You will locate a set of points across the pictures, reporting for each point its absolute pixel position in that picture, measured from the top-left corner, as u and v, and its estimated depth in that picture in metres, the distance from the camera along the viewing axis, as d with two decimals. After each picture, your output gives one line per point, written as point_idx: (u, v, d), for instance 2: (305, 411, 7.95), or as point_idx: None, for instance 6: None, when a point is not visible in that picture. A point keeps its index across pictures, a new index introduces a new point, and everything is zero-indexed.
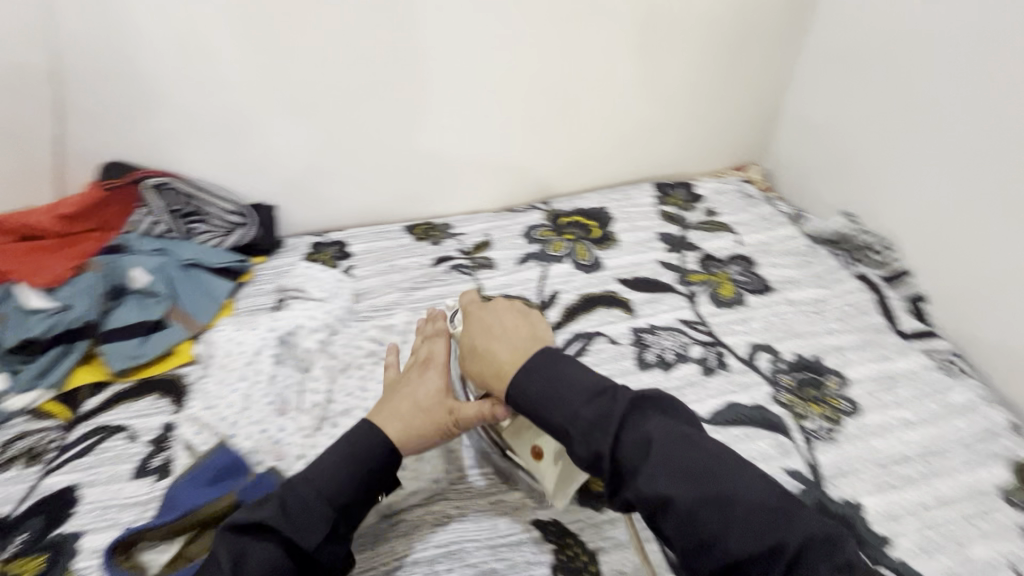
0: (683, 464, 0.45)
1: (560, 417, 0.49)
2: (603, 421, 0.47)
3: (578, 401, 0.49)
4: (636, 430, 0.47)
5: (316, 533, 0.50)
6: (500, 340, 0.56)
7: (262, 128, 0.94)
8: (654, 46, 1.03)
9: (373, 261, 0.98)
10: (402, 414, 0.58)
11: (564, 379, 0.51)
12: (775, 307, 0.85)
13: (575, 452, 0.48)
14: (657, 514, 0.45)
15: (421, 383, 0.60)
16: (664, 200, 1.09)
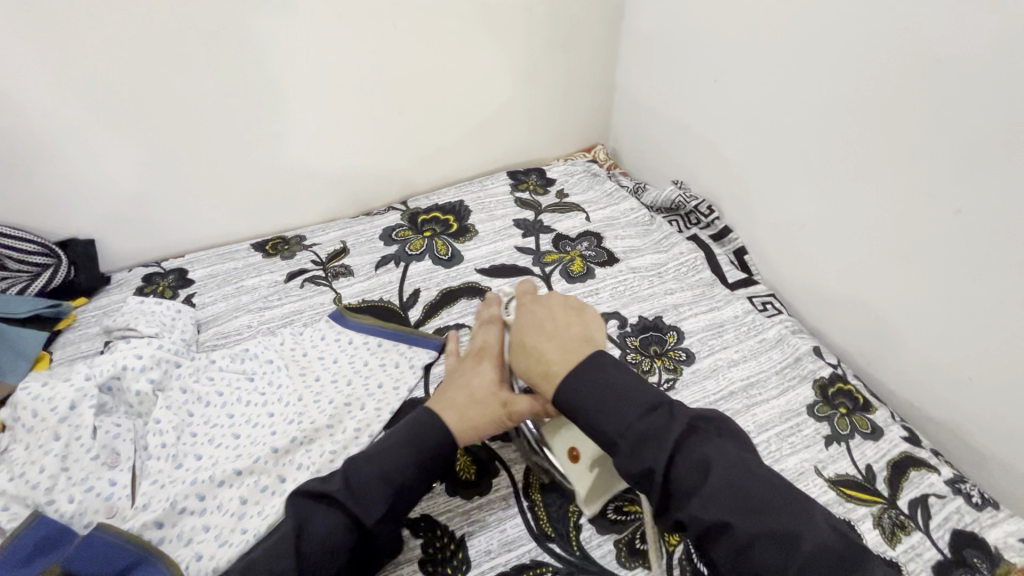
0: (744, 490, 0.45)
1: (609, 428, 0.49)
2: (654, 433, 0.48)
3: (629, 414, 0.49)
4: (694, 451, 0.47)
5: (377, 503, 0.52)
6: (552, 337, 0.57)
7: (51, 155, 0.83)
8: (480, 40, 1.03)
9: (218, 285, 0.91)
10: (455, 403, 0.60)
11: (621, 392, 0.51)
12: (621, 276, 0.92)
13: (619, 462, 0.48)
14: (706, 538, 0.45)
15: (480, 373, 0.63)
16: (518, 186, 1.12)
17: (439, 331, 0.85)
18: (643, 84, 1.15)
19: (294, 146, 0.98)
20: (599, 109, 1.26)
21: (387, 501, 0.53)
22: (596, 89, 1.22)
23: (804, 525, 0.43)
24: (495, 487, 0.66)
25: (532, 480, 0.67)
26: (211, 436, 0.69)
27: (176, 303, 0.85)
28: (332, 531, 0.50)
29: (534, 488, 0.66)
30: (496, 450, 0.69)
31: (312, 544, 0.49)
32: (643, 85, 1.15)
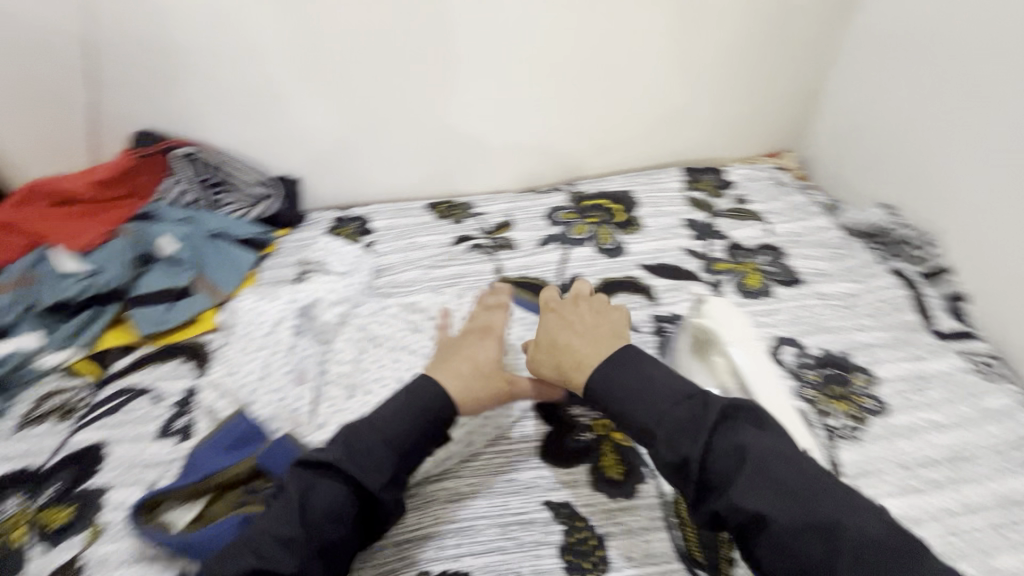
0: (776, 477, 0.48)
1: (647, 416, 0.53)
2: (687, 423, 0.51)
3: (664, 404, 0.53)
4: (726, 439, 0.50)
5: (385, 471, 0.55)
6: (585, 336, 0.62)
7: (286, 100, 0.94)
8: (687, 25, 0.98)
9: (395, 237, 0.98)
10: (473, 372, 0.63)
11: (648, 383, 0.55)
12: (804, 300, 0.82)
13: (657, 450, 0.52)
14: (746, 530, 0.47)
15: (482, 346, 0.66)
16: (692, 185, 1.06)
17: None
18: (863, 92, 1.02)
19: (481, 115, 1.01)
20: (797, 112, 1.14)
21: (394, 471, 0.55)
22: (799, 90, 1.11)
23: (846, 517, 0.45)
24: (642, 493, 0.63)
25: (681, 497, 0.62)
26: (382, 376, 0.72)
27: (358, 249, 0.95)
28: (336, 496, 0.53)
29: (682, 506, 0.62)
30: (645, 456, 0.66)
31: (316, 514, 0.52)
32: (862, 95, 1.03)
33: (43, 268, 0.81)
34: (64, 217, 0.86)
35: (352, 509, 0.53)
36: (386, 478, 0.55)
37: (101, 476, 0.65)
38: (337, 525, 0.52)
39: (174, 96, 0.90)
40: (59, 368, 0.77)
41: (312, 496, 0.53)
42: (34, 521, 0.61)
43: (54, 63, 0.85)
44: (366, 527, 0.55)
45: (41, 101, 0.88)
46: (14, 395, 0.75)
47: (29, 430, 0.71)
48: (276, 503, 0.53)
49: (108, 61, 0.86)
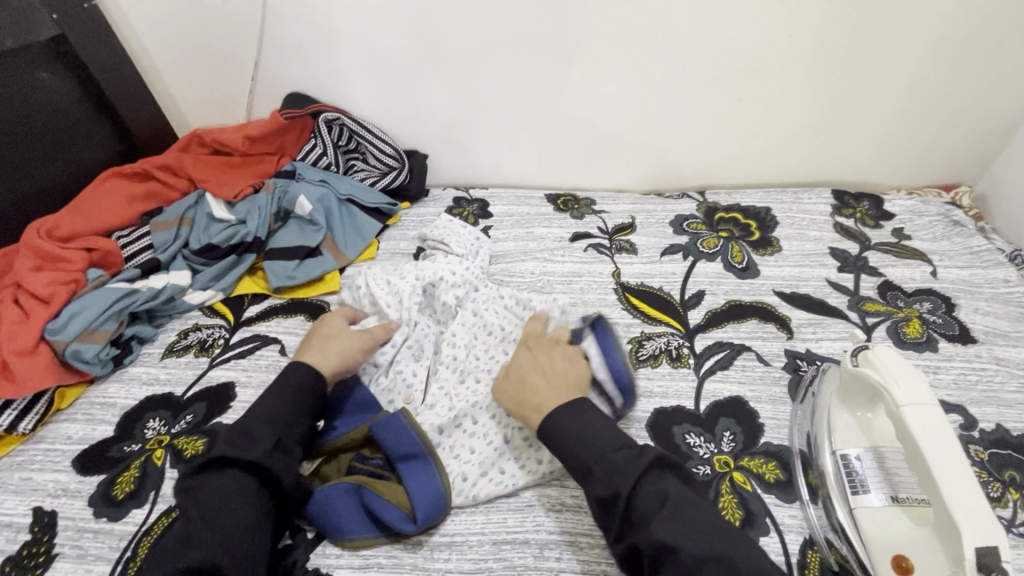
0: (693, 519, 0.46)
1: (588, 453, 0.51)
2: (625, 464, 0.49)
3: (608, 444, 0.51)
4: (656, 483, 0.48)
5: (266, 440, 0.54)
6: (552, 379, 0.59)
7: (426, 76, 0.92)
8: (876, 30, 0.85)
9: (512, 225, 0.97)
10: (313, 341, 0.67)
11: (598, 423, 0.53)
12: (975, 362, 0.71)
13: (589, 486, 0.50)
14: (656, 562, 0.45)
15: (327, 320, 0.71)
16: (842, 211, 0.95)
17: (722, 343, 0.76)
18: None
19: (621, 108, 0.95)
20: (981, 141, 1.00)
21: (277, 436, 0.55)
22: (988, 116, 0.96)
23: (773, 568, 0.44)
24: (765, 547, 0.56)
25: (811, 562, 0.55)
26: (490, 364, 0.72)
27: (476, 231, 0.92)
28: (233, 484, 0.51)
29: (813, 572, 0.54)
30: (770, 505, 0.59)
31: (208, 509, 0.49)
32: None
33: (198, 211, 0.89)
34: (218, 165, 0.94)
35: (251, 490, 0.51)
36: (270, 443, 0.54)
37: (229, 414, 0.69)
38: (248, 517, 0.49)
39: (327, 61, 0.92)
40: (201, 306, 0.84)
41: (202, 494, 0.50)
42: (170, 445, 0.66)
43: (229, 20, 0.89)
44: (280, 507, 0.54)
45: (213, 54, 0.94)
46: (164, 323, 0.82)
47: (173, 358, 0.77)
48: (182, 511, 0.50)
49: (271, 22, 0.88)
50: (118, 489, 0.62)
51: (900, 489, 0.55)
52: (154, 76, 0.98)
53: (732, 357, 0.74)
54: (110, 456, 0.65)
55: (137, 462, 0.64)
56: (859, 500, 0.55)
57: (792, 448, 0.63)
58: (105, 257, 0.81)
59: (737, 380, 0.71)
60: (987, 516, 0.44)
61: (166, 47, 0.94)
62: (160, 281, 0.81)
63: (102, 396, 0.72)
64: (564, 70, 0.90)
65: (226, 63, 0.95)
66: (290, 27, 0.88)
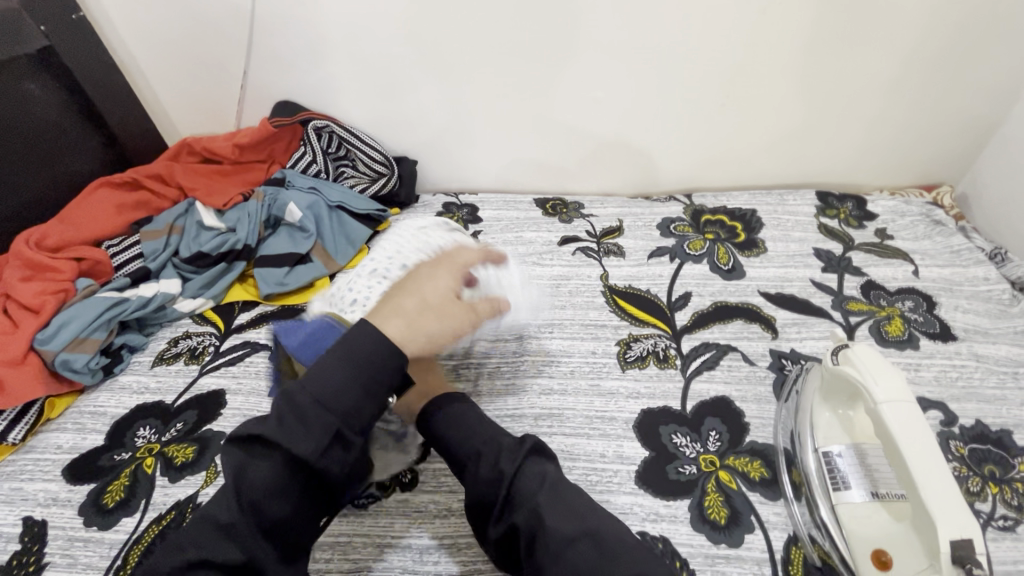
0: (569, 502, 0.49)
1: (479, 439, 0.53)
2: (503, 447, 0.52)
3: (488, 434, 0.54)
4: (535, 468, 0.51)
5: (317, 435, 0.47)
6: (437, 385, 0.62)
7: (415, 83, 0.93)
8: (856, 35, 0.87)
9: (501, 229, 0.98)
10: (404, 305, 0.56)
11: (475, 415, 0.56)
12: (955, 359, 0.73)
13: (473, 472, 0.52)
14: (531, 541, 0.47)
15: (432, 285, 0.59)
16: (826, 212, 0.97)
17: (707, 344, 0.77)
18: None
19: (607, 113, 0.96)
20: (961, 142, 1.02)
21: (334, 430, 0.48)
22: (966, 117, 0.98)
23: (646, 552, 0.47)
24: (750, 544, 0.57)
25: (794, 558, 0.56)
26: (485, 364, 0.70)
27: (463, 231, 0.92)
28: (275, 472, 0.47)
29: (797, 568, 0.55)
30: (755, 503, 0.60)
31: (255, 491, 0.47)
32: None
33: (188, 220, 0.89)
34: (209, 174, 0.95)
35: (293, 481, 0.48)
36: (324, 440, 0.48)
37: (220, 421, 0.69)
38: (289, 505, 0.48)
39: (315, 69, 0.93)
40: (192, 314, 0.84)
41: (244, 472, 0.47)
42: (161, 453, 0.66)
43: (218, 30, 0.90)
44: (329, 493, 0.50)
45: (202, 64, 0.95)
46: (154, 331, 0.82)
47: (163, 366, 0.77)
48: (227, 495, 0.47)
49: (260, 31, 0.89)
50: (108, 497, 0.62)
51: (881, 485, 0.56)
52: (143, 86, 0.99)
53: (718, 358, 0.75)
54: (100, 465, 0.65)
55: (127, 470, 0.64)
56: (840, 496, 0.56)
57: (777, 446, 0.64)
58: (95, 267, 0.82)
59: (723, 380, 0.72)
60: (960, 509, 0.45)
61: (154, 57, 0.95)
62: (150, 290, 0.82)
63: (92, 405, 0.73)
64: (550, 77, 0.92)
65: (215, 72, 0.96)
66: (278, 36, 0.89)
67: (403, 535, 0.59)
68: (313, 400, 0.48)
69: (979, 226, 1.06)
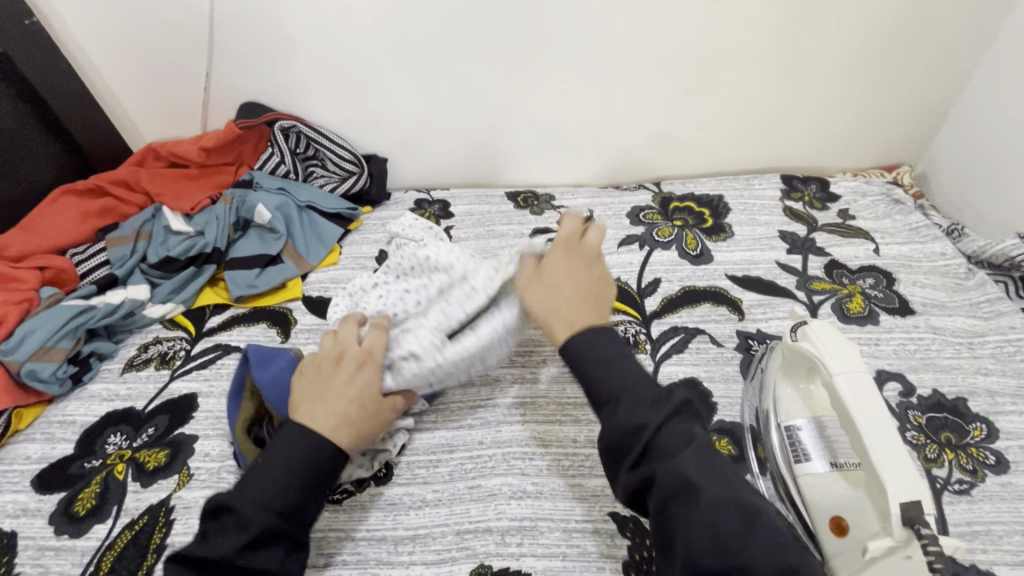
0: (718, 473, 0.44)
1: (617, 382, 0.49)
2: (657, 398, 0.47)
3: (636, 376, 0.49)
4: (683, 427, 0.46)
5: (277, 545, 0.49)
6: (583, 299, 0.57)
7: (381, 80, 0.93)
8: (812, 20, 0.88)
9: (473, 224, 0.98)
10: (336, 405, 0.55)
11: (623, 355, 0.51)
12: (914, 332, 0.75)
13: (614, 411, 0.47)
14: (671, 497, 0.43)
15: (361, 381, 0.58)
16: (790, 194, 0.99)
17: (676, 328, 0.78)
18: (1003, 104, 0.93)
19: (574, 105, 0.97)
20: (918, 123, 1.05)
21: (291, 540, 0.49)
22: (924, 99, 1.01)
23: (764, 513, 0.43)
24: None
25: None
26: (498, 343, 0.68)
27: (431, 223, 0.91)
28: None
29: None
30: None
31: None
32: (1000, 110, 0.94)
33: (156, 225, 0.89)
34: (175, 178, 0.94)
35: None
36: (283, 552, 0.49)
37: (192, 425, 0.69)
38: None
39: (280, 69, 0.92)
40: (162, 319, 0.84)
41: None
42: (132, 459, 0.66)
43: (180, 31, 0.89)
44: None
45: (163, 67, 0.94)
46: (123, 339, 0.82)
47: (133, 372, 0.77)
48: None
49: (221, 32, 0.89)
50: (79, 505, 0.62)
51: (840, 455, 0.57)
52: (103, 91, 0.98)
53: (687, 341, 0.76)
54: (70, 474, 0.65)
55: (97, 478, 0.64)
56: (801, 468, 0.58)
57: (743, 423, 0.66)
58: (58, 275, 0.81)
59: (692, 362, 0.73)
60: (910, 471, 0.47)
61: (113, 61, 0.94)
62: (117, 297, 0.81)
63: (61, 414, 0.72)
64: (516, 72, 0.92)
65: (177, 75, 0.95)
66: (239, 37, 0.89)
67: (377, 528, 0.59)
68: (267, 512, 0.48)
69: (939, 204, 1.09)
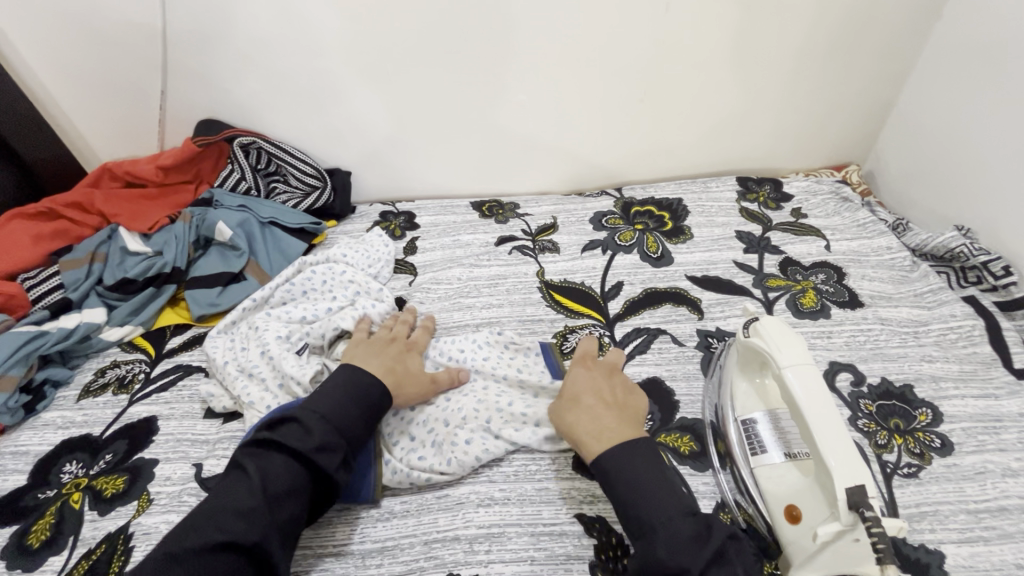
0: None
1: (653, 514, 0.51)
2: (696, 538, 0.49)
3: (674, 509, 0.51)
4: (724, 566, 0.48)
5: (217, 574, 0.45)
6: (609, 403, 0.61)
7: (342, 94, 0.94)
8: (757, 30, 0.93)
9: (438, 234, 0.99)
10: (386, 359, 0.66)
11: (658, 484, 0.53)
12: (863, 324, 0.78)
13: (653, 551, 0.49)
14: None
15: (409, 355, 0.69)
16: (746, 196, 1.03)
17: (640, 329, 0.80)
18: (938, 104, 0.99)
19: (536, 116, 0.99)
20: (862, 123, 1.10)
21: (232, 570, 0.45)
22: (866, 100, 1.06)
23: None
24: None
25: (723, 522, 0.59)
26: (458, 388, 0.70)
27: (385, 242, 0.93)
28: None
29: None
30: (685, 475, 0.62)
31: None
32: (936, 111, 0.99)
33: (112, 246, 0.87)
34: (132, 198, 0.92)
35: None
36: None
37: (153, 449, 0.68)
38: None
39: (239, 86, 0.92)
40: (120, 342, 0.82)
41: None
42: (88, 487, 0.64)
43: (135, 51, 0.88)
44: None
45: (117, 85, 0.93)
46: (79, 364, 0.79)
47: (90, 398, 0.75)
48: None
49: (178, 50, 0.88)
50: (33, 538, 0.59)
51: (794, 445, 0.59)
52: (55, 111, 0.96)
53: (649, 341, 0.78)
54: (22, 506, 0.63)
55: (52, 508, 0.62)
56: (760, 460, 0.59)
57: (704, 420, 0.68)
58: (9, 302, 0.78)
59: (655, 362, 0.75)
60: (854, 458, 0.49)
61: (64, 79, 0.92)
62: (72, 321, 0.79)
63: (13, 445, 0.69)
64: (476, 82, 0.94)
65: (133, 93, 0.94)
66: (195, 53, 0.88)
67: (344, 543, 0.59)
68: (333, 428, 0.55)
69: (885, 200, 1.14)
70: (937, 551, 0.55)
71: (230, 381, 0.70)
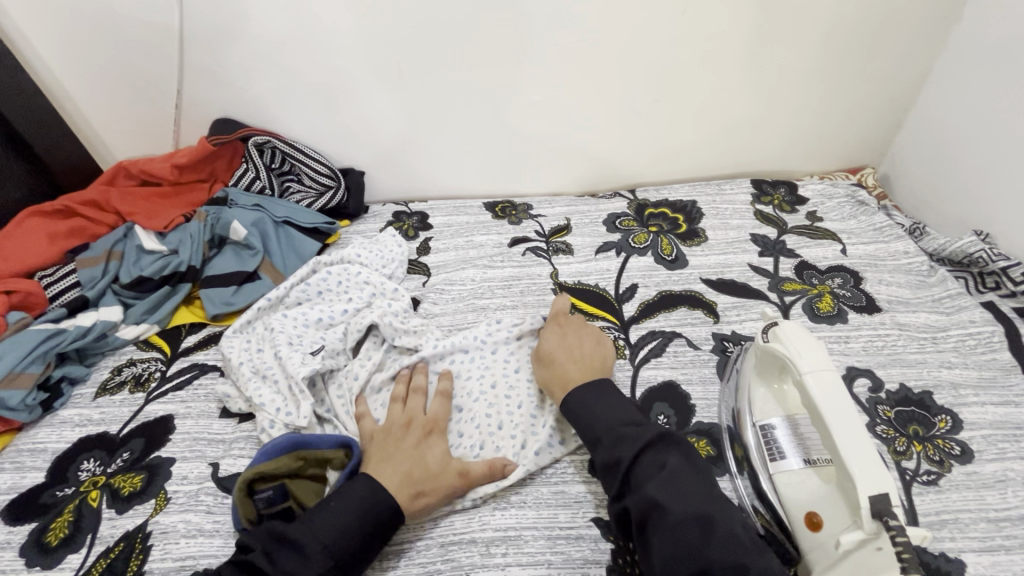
0: (685, 490, 0.49)
1: (597, 426, 0.57)
2: (629, 434, 0.54)
3: (616, 420, 0.57)
4: (658, 456, 0.52)
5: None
6: (575, 360, 0.66)
7: (356, 94, 0.94)
8: (773, 32, 0.92)
9: (451, 235, 0.99)
10: (399, 465, 0.58)
11: (611, 401, 0.59)
12: (881, 329, 0.78)
13: (598, 454, 0.55)
14: (645, 519, 0.48)
15: (427, 447, 0.61)
16: (760, 198, 1.02)
17: (655, 332, 0.79)
18: (955, 108, 0.98)
19: (550, 117, 0.99)
20: (877, 126, 1.09)
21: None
22: (882, 103, 1.05)
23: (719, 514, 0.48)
24: None
25: None
26: (473, 390, 0.70)
27: (399, 242, 0.93)
28: None
29: None
30: None
31: None
32: (953, 114, 0.99)
33: (127, 244, 0.87)
34: (147, 197, 0.93)
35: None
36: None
37: (169, 448, 0.68)
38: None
39: (255, 86, 0.92)
40: (135, 340, 0.82)
41: None
42: (105, 485, 0.64)
43: (151, 50, 0.89)
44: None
45: (134, 85, 0.93)
46: (95, 362, 0.80)
47: (107, 396, 0.75)
48: None
49: (195, 50, 0.88)
50: (51, 535, 0.60)
51: (813, 451, 0.59)
52: (71, 110, 0.96)
53: (664, 344, 0.77)
54: (41, 503, 0.63)
55: (71, 506, 0.62)
56: (778, 466, 0.59)
57: (721, 424, 0.67)
58: (27, 299, 0.78)
59: (670, 365, 0.75)
60: (876, 465, 0.48)
61: (82, 78, 0.92)
62: (88, 319, 0.79)
63: (31, 442, 0.70)
64: (491, 82, 0.93)
65: (149, 93, 0.94)
66: (211, 53, 0.88)
67: None
68: None
69: (901, 204, 1.14)
70: (958, 560, 0.55)
71: (244, 381, 0.70)
